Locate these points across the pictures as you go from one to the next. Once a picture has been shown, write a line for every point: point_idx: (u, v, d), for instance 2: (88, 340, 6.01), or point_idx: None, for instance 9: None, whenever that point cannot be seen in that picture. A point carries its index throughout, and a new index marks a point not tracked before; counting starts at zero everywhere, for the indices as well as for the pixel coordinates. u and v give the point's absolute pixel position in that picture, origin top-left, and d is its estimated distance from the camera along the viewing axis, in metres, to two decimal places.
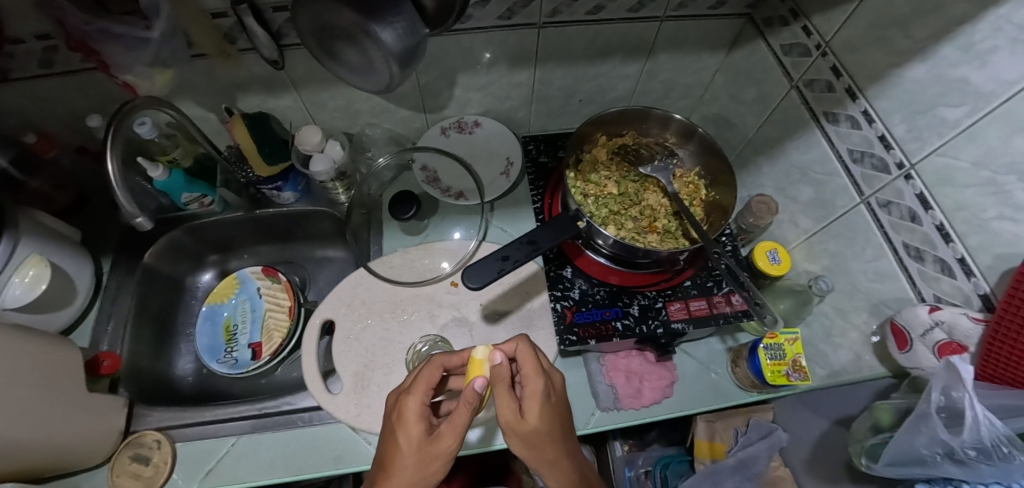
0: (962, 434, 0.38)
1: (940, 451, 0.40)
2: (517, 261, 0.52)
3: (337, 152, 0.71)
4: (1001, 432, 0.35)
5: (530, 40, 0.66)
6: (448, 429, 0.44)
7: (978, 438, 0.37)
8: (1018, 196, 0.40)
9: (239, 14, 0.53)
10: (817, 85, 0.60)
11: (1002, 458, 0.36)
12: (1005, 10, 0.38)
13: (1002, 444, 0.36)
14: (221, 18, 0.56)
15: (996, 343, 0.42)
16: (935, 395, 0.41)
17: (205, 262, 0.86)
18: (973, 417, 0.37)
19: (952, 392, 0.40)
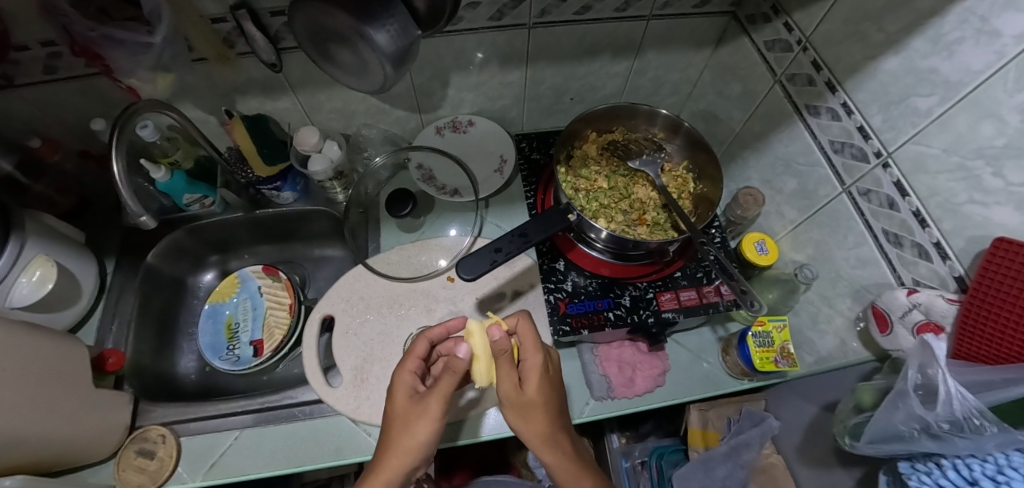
0: (936, 408, 0.40)
1: (918, 426, 0.42)
2: (510, 252, 0.54)
3: (334, 151, 0.72)
4: (971, 404, 0.37)
5: (520, 41, 0.69)
6: (434, 395, 0.49)
7: (951, 411, 0.39)
8: (986, 181, 0.43)
9: (238, 19, 0.55)
10: (799, 79, 0.62)
11: (973, 430, 0.37)
12: (970, 3, 0.40)
13: (973, 416, 0.37)
14: (220, 22, 0.58)
15: (970, 322, 0.44)
16: (912, 373, 0.44)
17: (207, 263, 0.87)
18: (946, 392, 0.39)
19: (928, 369, 0.42)
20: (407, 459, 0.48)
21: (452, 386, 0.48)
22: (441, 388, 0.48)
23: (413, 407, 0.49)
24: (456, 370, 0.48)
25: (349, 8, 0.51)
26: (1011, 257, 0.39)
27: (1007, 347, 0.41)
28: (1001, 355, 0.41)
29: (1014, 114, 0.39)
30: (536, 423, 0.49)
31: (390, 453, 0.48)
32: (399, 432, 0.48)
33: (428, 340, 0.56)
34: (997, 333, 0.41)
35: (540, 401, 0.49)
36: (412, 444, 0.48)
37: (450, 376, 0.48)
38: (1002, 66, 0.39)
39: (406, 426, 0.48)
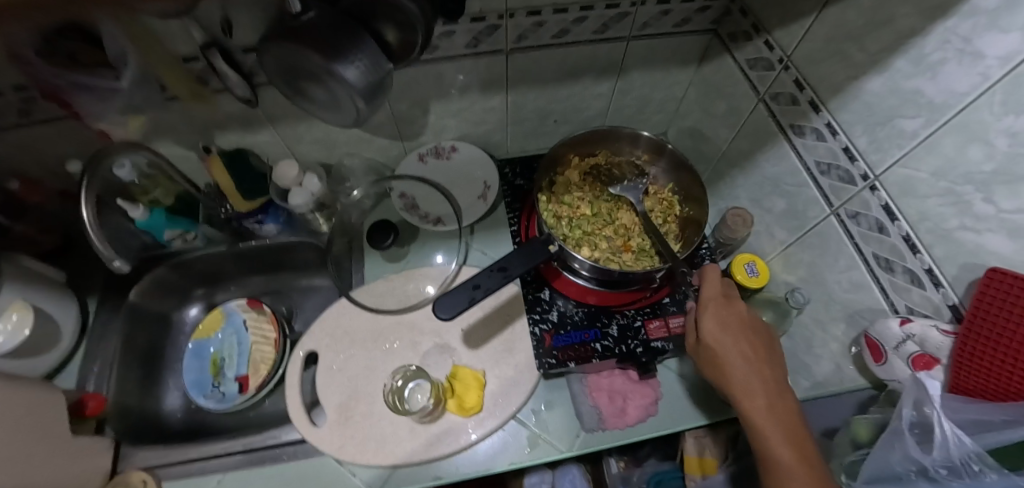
0: (933, 452, 0.39)
1: (914, 468, 0.40)
2: (488, 289, 0.52)
3: (314, 184, 0.71)
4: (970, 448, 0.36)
5: (498, 66, 0.68)
6: None
7: (949, 455, 0.37)
8: (977, 207, 0.41)
9: (210, 58, 0.54)
10: (782, 98, 0.61)
11: (971, 477, 0.36)
12: (952, 24, 0.38)
13: (973, 462, 0.36)
14: (193, 61, 0.57)
15: (967, 354, 0.42)
16: (907, 410, 0.42)
17: (192, 297, 0.86)
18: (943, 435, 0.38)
19: (923, 407, 0.41)
20: None
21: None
22: None
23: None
24: None
25: (318, 46, 0.49)
26: (1006, 287, 0.37)
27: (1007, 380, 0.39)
28: (1011, 389, 0.39)
29: (1002, 138, 0.37)
30: (723, 338, 0.51)
31: None
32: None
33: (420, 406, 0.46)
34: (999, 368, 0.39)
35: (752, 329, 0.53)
36: None
37: None
38: (988, 88, 0.37)
39: None
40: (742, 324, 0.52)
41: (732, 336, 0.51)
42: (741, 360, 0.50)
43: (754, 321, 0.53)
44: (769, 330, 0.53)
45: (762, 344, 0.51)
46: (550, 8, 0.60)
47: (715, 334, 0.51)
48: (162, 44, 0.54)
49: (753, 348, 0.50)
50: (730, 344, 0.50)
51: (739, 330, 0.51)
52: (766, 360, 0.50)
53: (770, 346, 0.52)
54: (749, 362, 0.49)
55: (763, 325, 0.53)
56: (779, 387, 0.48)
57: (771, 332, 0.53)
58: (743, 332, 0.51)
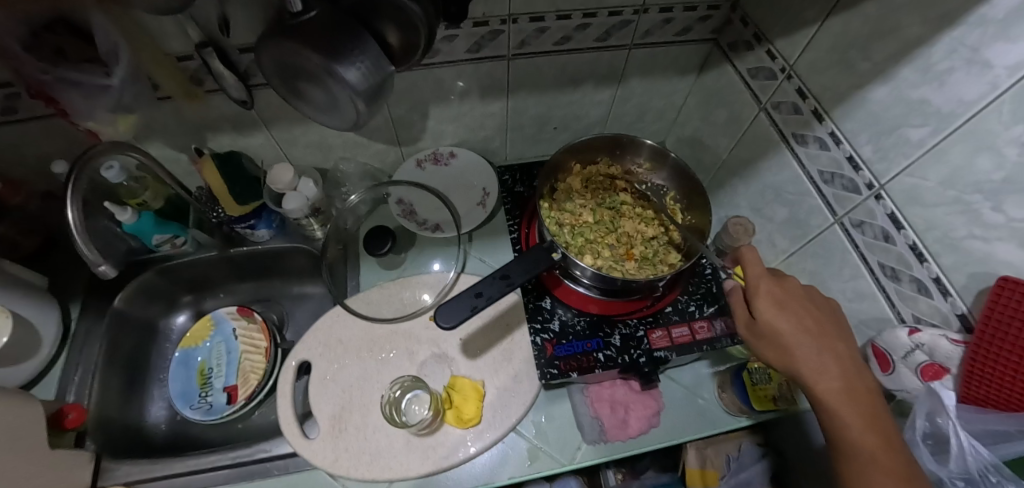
0: (949, 464, 0.44)
1: (929, 477, 0.46)
2: (490, 297, 0.51)
3: (310, 189, 0.70)
4: (988, 461, 0.40)
5: (499, 71, 0.67)
6: None
7: (967, 468, 0.42)
8: (986, 216, 0.41)
9: (205, 57, 0.54)
10: (784, 107, 0.61)
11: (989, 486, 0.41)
12: (958, 33, 0.39)
13: (991, 474, 0.40)
14: (187, 61, 0.56)
15: (978, 364, 0.42)
16: (921, 422, 0.46)
17: (179, 304, 0.83)
18: (959, 447, 0.42)
19: (936, 418, 0.45)
20: None
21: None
22: None
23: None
24: None
25: (318, 46, 0.48)
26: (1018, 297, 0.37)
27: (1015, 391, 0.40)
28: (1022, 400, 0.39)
29: (1012, 147, 0.37)
30: (784, 317, 0.49)
31: None
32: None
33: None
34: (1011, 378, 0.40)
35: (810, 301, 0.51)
36: None
37: None
38: (997, 98, 0.37)
39: None
40: (802, 300, 0.50)
41: (795, 313, 0.49)
42: (807, 337, 0.48)
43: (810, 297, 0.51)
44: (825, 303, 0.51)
45: (825, 318, 0.49)
46: (553, 15, 0.60)
47: (774, 314, 0.50)
48: (156, 42, 0.52)
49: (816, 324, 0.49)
50: (792, 322, 0.49)
51: (801, 306, 0.50)
52: (832, 334, 0.48)
53: (831, 318, 0.50)
54: (814, 339, 0.48)
55: (820, 297, 0.51)
56: (850, 362, 0.46)
57: (830, 303, 0.51)
58: (804, 308, 0.50)
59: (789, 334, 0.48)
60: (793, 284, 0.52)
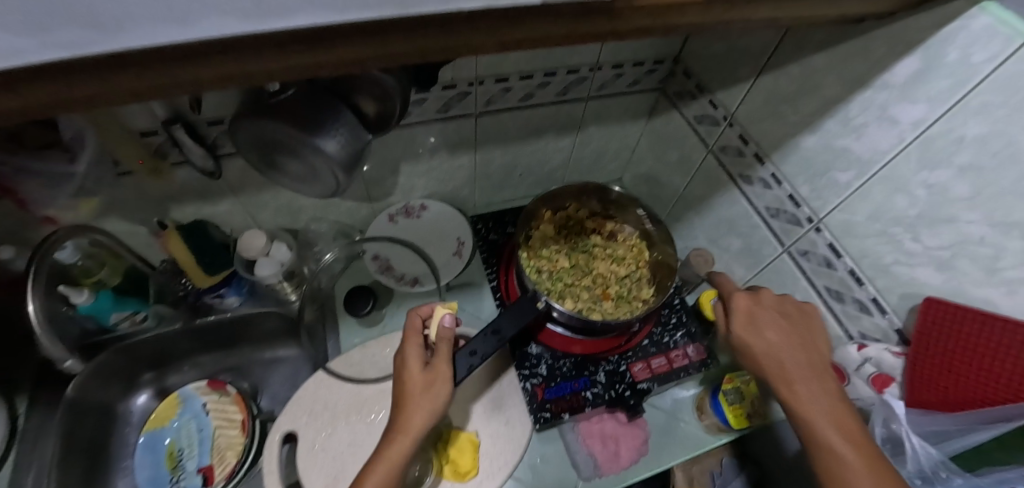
0: (908, 465, 0.49)
1: None
2: (485, 355, 0.53)
3: (284, 253, 0.69)
4: (938, 458, 0.46)
5: (468, 128, 0.71)
6: (441, 360, 0.52)
7: (922, 466, 0.47)
8: (907, 245, 0.50)
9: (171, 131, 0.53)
10: (729, 150, 0.68)
11: (942, 482, 0.46)
12: (868, 94, 0.49)
13: (941, 469, 0.46)
14: (152, 135, 0.55)
15: (919, 371, 0.49)
16: (879, 428, 0.52)
17: (139, 383, 0.77)
18: (913, 449, 0.48)
19: (891, 423, 0.51)
20: (429, 417, 0.49)
21: (416, 327, 0.55)
22: (442, 354, 0.53)
23: (424, 378, 0.51)
24: (444, 336, 0.54)
25: (296, 120, 0.50)
26: (944, 313, 0.46)
27: (952, 392, 0.47)
28: (956, 400, 0.47)
29: (920, 188, 0.47)
30: (757, 332, 0.53)
31: (411, 413, 0.49)
32: (413, 410, 0.49)
33: (421, 316, 0.58)
34: (946, 381, 0.47)
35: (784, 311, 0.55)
36: (432, 404, 0.50)
37: (446, 342, 0.53)
38: (904, 148, 0.47)
39: (425, 392, 0.50)
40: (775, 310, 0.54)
41: (768, 326, 0.53)
42: (778, 342, 0.52)
43: (785, 307, 0.55)
44: (802, 310, 0.55)
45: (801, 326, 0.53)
46: (516, 76, 0.64)
47: (749, 331, 0.53)
48: (120, 120, 0.51)
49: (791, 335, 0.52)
50: (766, 336, 0.52)
51: (775, 318, 0.53)
52: (805, 341, 0.52)
53: (806, 323, 0.54)
54: (790, 349, 0.51)
55: (795, 304, 0.55)
56: (818, 363, 0.50)
57: (808, 310, 0.55)
58: (776, 319, 0.53)
59: (763, 349, 0.51)
60: (767, 298, 0.55)
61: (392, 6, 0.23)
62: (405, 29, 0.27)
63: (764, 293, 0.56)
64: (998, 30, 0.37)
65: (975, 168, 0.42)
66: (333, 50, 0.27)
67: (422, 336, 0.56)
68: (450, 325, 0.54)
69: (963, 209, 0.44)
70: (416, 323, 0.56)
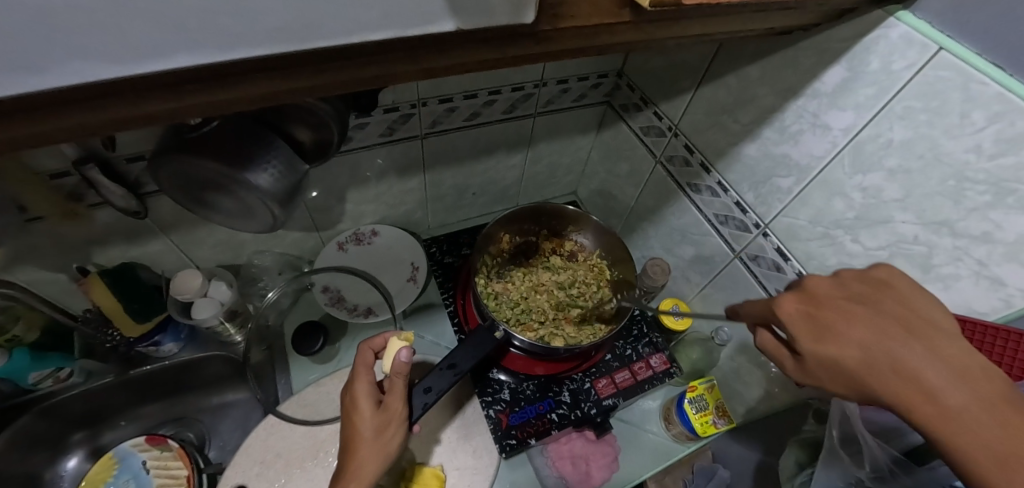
0: None
1: None
2: (440, 392, 0.50)
3: (223, 292, 0.65)
4: None
5: (415, 150, 0.69)
6: (392, 399, 0.47)
7: None
8: (848, 246, 0.50)
9: (84, 173, 0.48)
10: (676, 160, 0.69)
11: None
12: (801, 102, 0.50)
13: None
14: (65, 176, 0.50)
15: None
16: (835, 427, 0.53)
17: (68, 446, 0.70)
18: None
19: None
20: (381, 463, 0.46)
21: (366, 361, 0.50)
22: (396, 392, 0.47)
23: (377, 420, 0.46)
24: (398, 373, 0.47)
25: (225, 157, 0.46)
26: None
27: None
28: None
29: (856, 191, 0.48)
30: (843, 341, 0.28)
31: (359, 460, 0.45)
32: (360, 457, 0.45)
33: (373, 348, 0.52)
34: None
35: (865, 293, 0.30)
36: (384, 450, 0.46)
37: (400, 380, 0.47)
38: (838, 153, 0.48)
39: (377, 437, 0.46)
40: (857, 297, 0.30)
41: (850, 325, 0.28)
42: (901, 352, 0.26)
43: (877, 282, 0.30)
44: (881, 284, 0.30)
45: (889, 313, 0.28)
46: (460, 95, 0.63)
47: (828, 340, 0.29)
48: (23, 163, 0.46)
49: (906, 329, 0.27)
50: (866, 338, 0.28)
51: (862, 312, 0.29)
52: (936, 332, 0.27)
53: (897, 300, 0.29)
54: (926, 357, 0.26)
55: (863, 282, 0.31)
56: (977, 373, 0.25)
57: (888, 285, 0.30)
58: (870, 309, 0.29)
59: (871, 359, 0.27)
60: (821, 286, 0.31)
61: (284, 42, 0.21)
62: (316, 61, 0.25)
63: (812, 280, 0.32)
64: (914, 39, 0.39)
65: (904, 171, 0.43)
66: (237, 87, 0.25)
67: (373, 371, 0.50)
68: (406, 358, 0.47)
69: (898, 210, 0.45)
70: (366, 357, 0.50)
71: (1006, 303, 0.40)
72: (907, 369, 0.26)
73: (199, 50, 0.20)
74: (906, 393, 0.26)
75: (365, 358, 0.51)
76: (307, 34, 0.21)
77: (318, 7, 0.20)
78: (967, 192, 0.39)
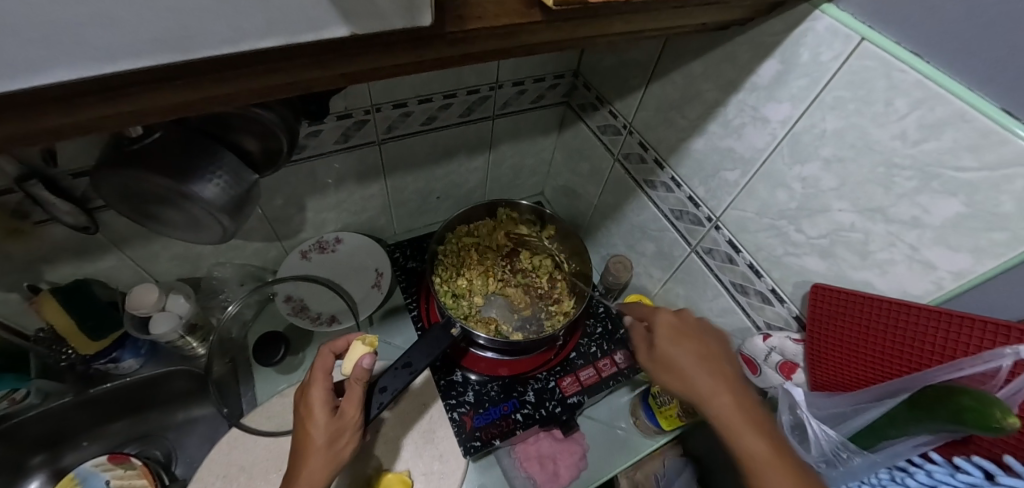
0: (813, 450, 0.48)
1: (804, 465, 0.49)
2: (395, 390, 0.50)
3: (182, 305, 0.64)
4: (835, 440, 0.45)
5: (372, 157, 0.69)
6: (349, 404, 0.47)
7: (825, 451, 0.46)
8: (792, 236, 0.51)
9: (26, 188, 0.46)
10: (632, 158, 0.70)
11: (844, 462, 0.45)
12: (742, 96, 0.51)
13: (841, 450, 0.45)
14: (5, 194, 0.49)
15: (818, 355, 0.50)
16: (786, 416, 0.52)
17: (27, 470, 0.68)
18: (816, 435, 0.47)
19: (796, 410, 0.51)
20: (333, 471, 0.45)
21: (326, 366, 0.48)
22: (354, 396, 0.47)
23: (332, 426, 0.46)
24: (358, 378, 0.47)
25: (166, 170, 0.46)
26: (830, 297, 0.47)
27: (848, 374, 0.47)
28: (853, 381, 0.47)
29: (797, 182, 0.49)
30: (681, 344, 0.48)
31: (309, 470, 0.44)
32: (309, 465, 0.44)
33: (334, 351, 0.51)
34: (841, 361, 0.48)
35: (710, 343, 0.48)
36: (337, 457, 0.46)
37: (357, 385, 0.47)
38: (778, 145, 0.49)
39: (331, 444, 0.45)
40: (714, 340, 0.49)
41: (690, 353, 0.47)
42: (710, 362, 0.46)
43: (720, 331, 0.51)
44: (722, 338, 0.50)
45: (716, 348, 0.48)
46: (414, 100, 0.63)
47: (671, 343, 0.49)
48: None
49: (725, 368, 0.46)
50: (697, 354, 0.47)
51: (699, 334, 0.49)
52: (752, 392, 0.44)
53: (726, 352, 0.49)
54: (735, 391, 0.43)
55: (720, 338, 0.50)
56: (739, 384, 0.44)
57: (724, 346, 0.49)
58: (700, 331, 0.50)
59: (683, 367, 0.46)
60: (689, 315, 0.52)
61: (168, 53, 0.21)
62: (212, 72, 0.24)
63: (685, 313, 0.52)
64: (839, 30, 0.40)
65: (839, 160, 0.44)
66: (137, 97, 0.24)
67: (332, 374, 0.49)
68: (367, 365, 0.47)
69: (834, 199, 0.46)
70: (326, 361, 0.49)
71: (938, 286, 0.40)
72: (699, 343, 0.48)
73: (72, 62, 0.19)
74: (691, 350, 0.47)
75: (324, 360, 0.50)
76: (188, 44, 0.21)
77: (197, 16, 0.20)
78: (895, 178, 0.40)
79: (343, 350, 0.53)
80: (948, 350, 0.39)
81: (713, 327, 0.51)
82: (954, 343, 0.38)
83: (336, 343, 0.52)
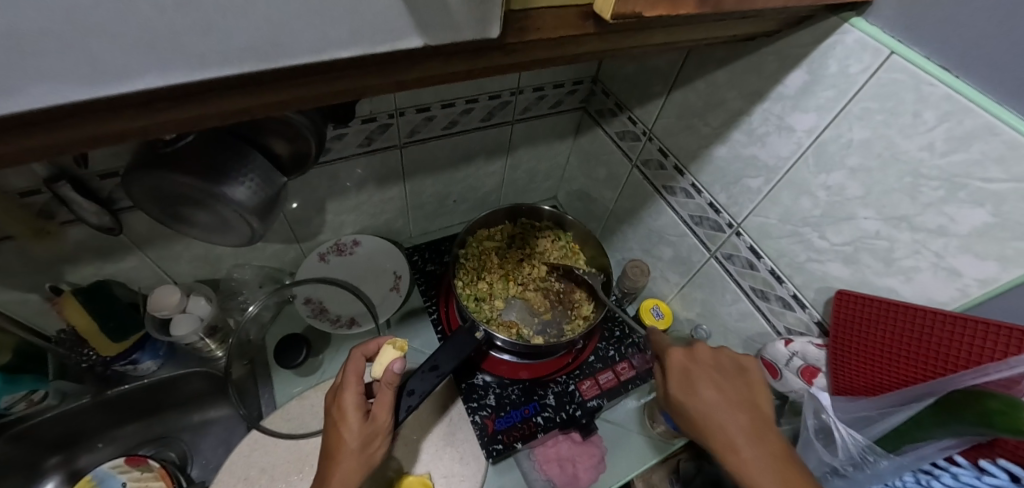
0: (839, 453, 0.49)
1: (829, 469, 0.51)
2: (423, 393, 0.50)
3: (202, 306, 0.64)
4: (861, 443, 0.47)
5: (394, 160, 0.69)
6: (381, 408, 0.47)
7: (851, 454, 0.48)
8: (816, 243, 0.52)
9: (55, 189, 0.47)
10: (651, 164, 0.71)
11: (870, 466, 0.46)
12: (767, 105, 0.52)
13: (868, 453, 0.46)
14: (34, 194, 0.48)
15: (840, 361, 0.51)
16: (811, 420, 0.54)
17: (42, 472, 0.68)
18: (843, 438, 0.49)
19: (821, 415, 0.52)
20: (364, 474, 0.46)
21: (358, 369, 0.48)
22: (385, 400, 0.47)
23: (364, 430, 0.46)
24: (389, 382, 0.47)
25: (200, 173, 0.46)
26: (854, 304, 0.48)
27: (873, 380, 0.48)
28: (876, 386, 0.48)
29: (821, 190, 0.50)
30: (700, 388, 0.46)
31: (341, 473, 0.44)
32: (341, 468, 0.44)
33: (364, 353, 0.51)
34: (865, 367, 0.49)
35: (728, 373, 0.47)
36: (368, 460, 0.46)
37: (389, 390, 0.47)
38: (803, 153, 0.50)
39: (363, 447, 0.46)
40: (736, 372, 0.47)
41: (705, 387, 0.46)
42: (727, 400, 0.44)
43: (738, 368, 0.48)
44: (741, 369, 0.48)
45: (734, 383, 0.46)
46: (438, 104, 0.64)
47: (685, 392, 0.47)
48: None
49: (755, 420, 0.43)
50: (723, 396, 0.45)
51: (712, 375, 0.47)
52: (771, 435, 0.41)
53: (754, 398, 0.45)
54: (759, 455, 0.40)
55: (739, 366, 0.48)
56: (764, 430, 0.42)
57: (747, 377, 0.47)
58: (720, 378, 0.47)
59: (703, 417, 0.44)
60: (703, 352, 0.49)
61: (253, 61, 0.21)
62: (282, 80, 0.25)
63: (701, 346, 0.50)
64: (868, 43, 0.41)
65: (865, 169, 0.45)
66: (209, 103, 0.25)
67: (363, 377, 0.49)
68: (399, 370, 0.47)
69: (860, 207, 0.47)
70: (358, 363, 0.49)
71: (964, 293, 0.41)
72: (710, 377, 0.47)
73: (165, 70, 0.19)
74: (707, 389, 0.46)
75: (355, 363, 0.50)
76: (274, 53, 0.21)
77: (287, 28, 0.20)
78: (922, 188, 0.41)
79: (373, 353, 0.53)
80: (971, 356, 0.40)
81: (737, 360, 0.48)
82: (979, 351, 0.39)
83: (366, 345, 0.52)
